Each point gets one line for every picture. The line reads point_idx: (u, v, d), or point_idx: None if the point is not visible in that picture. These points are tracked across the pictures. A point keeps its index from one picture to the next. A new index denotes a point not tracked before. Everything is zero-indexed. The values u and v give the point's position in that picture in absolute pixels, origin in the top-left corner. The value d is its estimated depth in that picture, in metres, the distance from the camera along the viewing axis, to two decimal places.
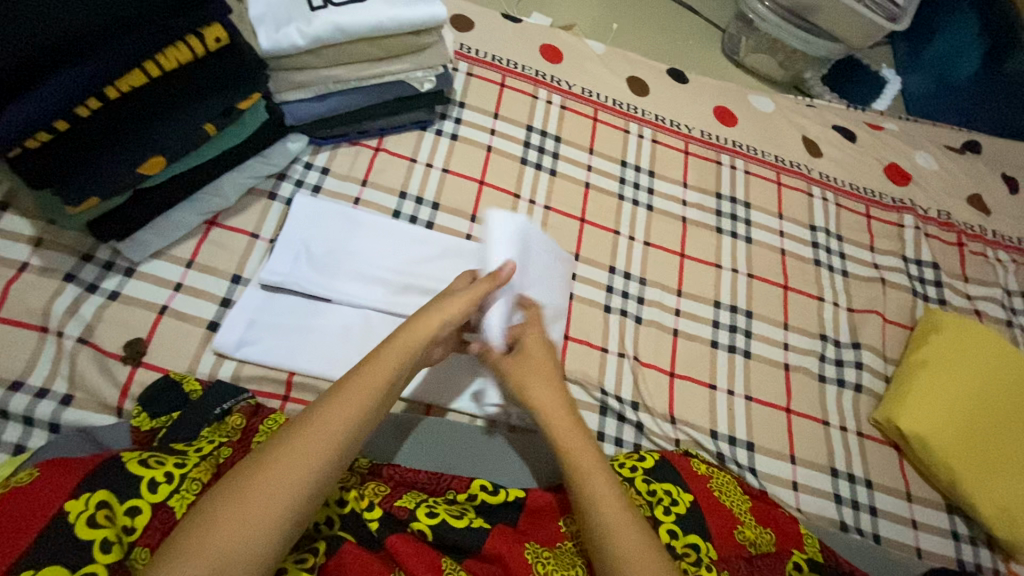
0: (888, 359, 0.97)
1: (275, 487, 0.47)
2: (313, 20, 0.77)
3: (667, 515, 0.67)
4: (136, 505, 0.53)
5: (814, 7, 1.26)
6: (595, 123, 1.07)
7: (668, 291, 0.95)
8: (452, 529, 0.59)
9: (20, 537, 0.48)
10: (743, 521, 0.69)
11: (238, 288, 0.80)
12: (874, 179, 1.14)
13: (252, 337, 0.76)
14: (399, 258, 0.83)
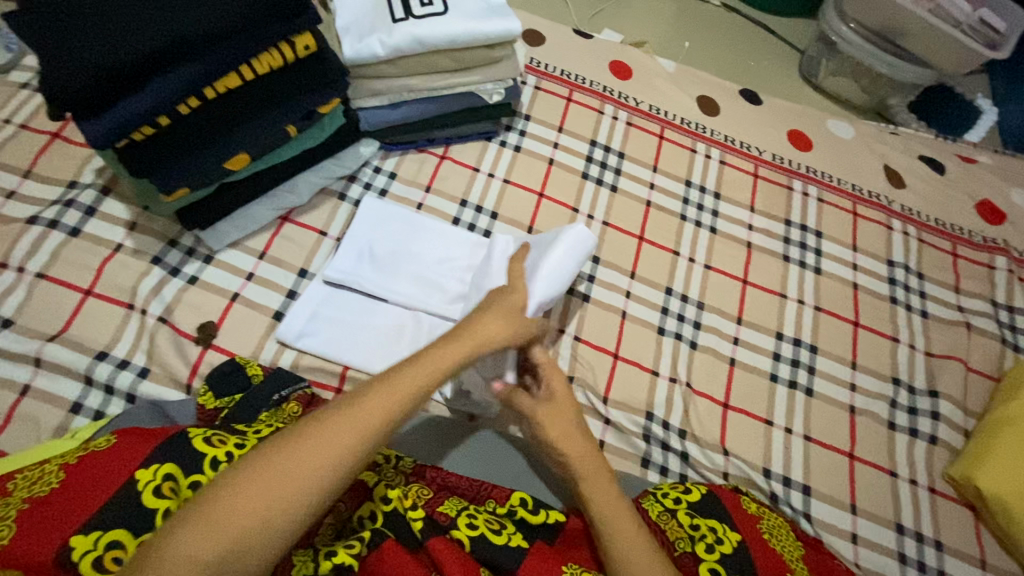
0: (969, 412, 0.89)
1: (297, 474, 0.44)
2: (394, 31, 0.80)
3: (710, 553, 0.63)
4: (198, 480, 0.55)
5: (904, 31, 1.20)
6: (661, 142, 1.05)
7: (727, 318, 0.92)
8: (490, 545, 0.59)
9: (98, 497, 0.52)
10: (795, 568, 0.65)
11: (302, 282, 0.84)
12: (963, 215, 1.06)
13: (312, 329, 0.80)
14: (451, 263, 0.84)
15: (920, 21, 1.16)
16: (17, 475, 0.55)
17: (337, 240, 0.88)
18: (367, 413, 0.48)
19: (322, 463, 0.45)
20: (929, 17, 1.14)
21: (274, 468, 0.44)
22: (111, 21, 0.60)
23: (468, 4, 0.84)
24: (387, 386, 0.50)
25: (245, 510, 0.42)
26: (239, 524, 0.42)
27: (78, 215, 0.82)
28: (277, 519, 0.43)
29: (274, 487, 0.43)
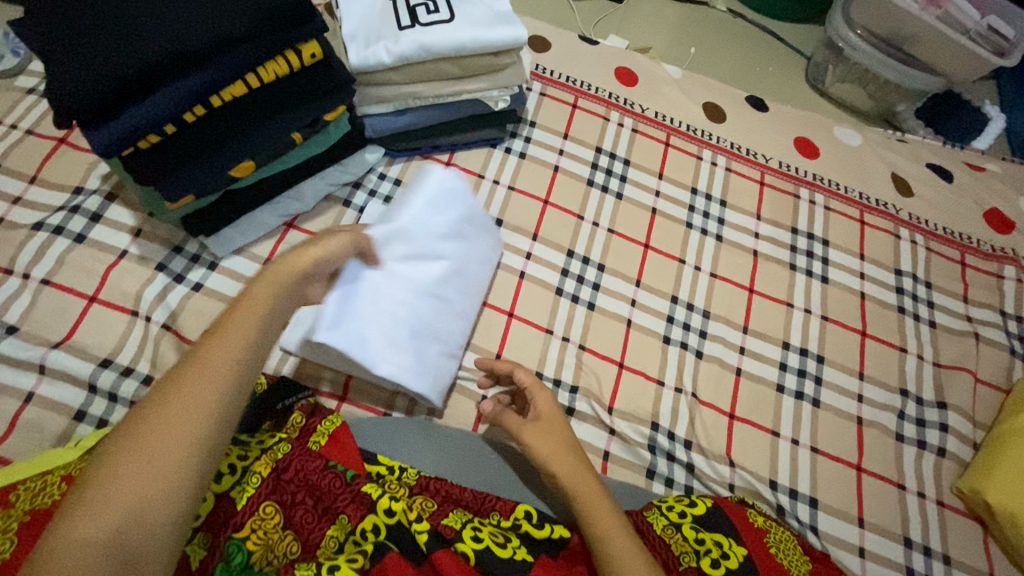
0: (977, 424, 0.88)
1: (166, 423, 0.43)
2: (400, 38, 0.80)
3: (715, 568, 0.63)
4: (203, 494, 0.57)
5: (911, 38, 1.19)
6: (667, 149, 1.05)
7: (734, 327, 0.91)
8: (496, 558, 0.58)
9: None
10: None
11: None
12: (972, 224, 1.05)
13: None
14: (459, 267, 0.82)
15: (928, 28, 1.15)
16: (18, 487, 0.55)
17: None
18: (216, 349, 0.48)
19: (188, 401, 0.44)
20: (937, 24, 1.13)
21: (139, 430, 0.42)
22: (119, 30, 0.60)
23: (473, 11, 0.84)
24: (229, 323, 0.50)
25: (128, 476, 0.41)
26: (122, 490, 0.40)
27: (84, 221, 0.82)
28: (161, 469, 0.41)
29: (147, 446, 0.41)
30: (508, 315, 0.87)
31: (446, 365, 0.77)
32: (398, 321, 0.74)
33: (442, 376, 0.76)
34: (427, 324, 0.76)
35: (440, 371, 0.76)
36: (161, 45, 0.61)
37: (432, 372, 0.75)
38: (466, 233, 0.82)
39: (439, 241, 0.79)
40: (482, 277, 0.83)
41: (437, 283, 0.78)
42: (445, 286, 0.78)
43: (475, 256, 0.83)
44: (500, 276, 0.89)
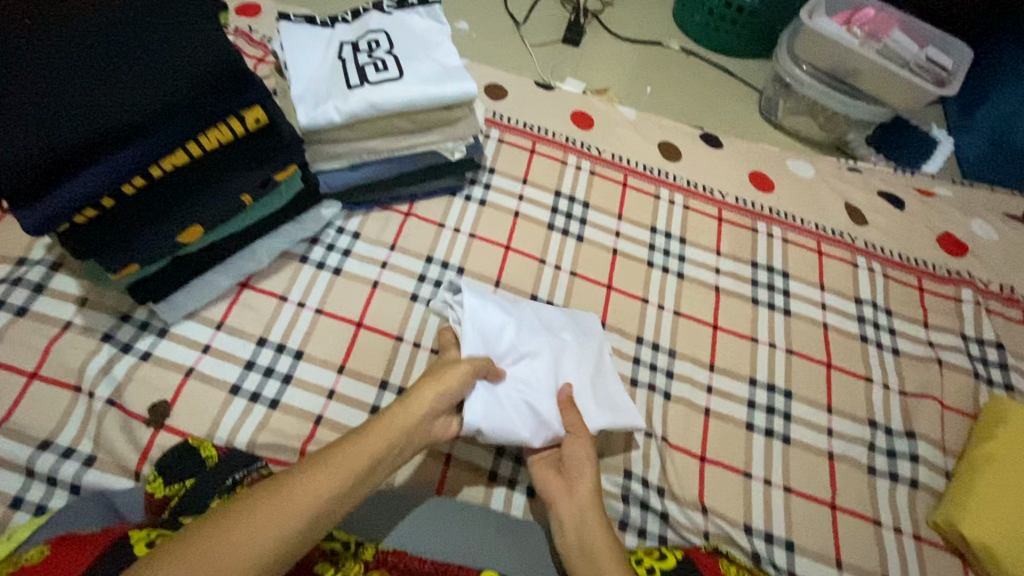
0: (947, 452, 0.88)
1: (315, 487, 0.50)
2: (349, 97, 0.80)
3: None
4: None
5: (853, 72, 1.25)
6: (625, 189, 1.06)
7: (700, 366, 0.91)
8: None
9: None
10: None
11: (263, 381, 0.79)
12: (926, 249, 1.07)
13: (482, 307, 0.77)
14: (581, 389, 0.76)
15: (869, 62, 1.21)
16: None
17: (299, 304, 0.86)
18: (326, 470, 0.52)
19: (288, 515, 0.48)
20: (877, 57, 1.19)
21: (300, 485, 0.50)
22: (48, 104, 0.58)
23: (421, 68, 0.85)
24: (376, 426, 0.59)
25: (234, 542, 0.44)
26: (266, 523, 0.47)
27: (26, 293, 0.79)
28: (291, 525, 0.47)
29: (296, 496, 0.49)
30: None
31: (512, 414, 0.71)
32: (514, 337, 0.76)
33: (496, 415, 0.70)
34: (525, 367, 0.74)
35: (499, 409, 0.70)
36: (94, 117, 0.60)
37: (491, 406, 0.70)
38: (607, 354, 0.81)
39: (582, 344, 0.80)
40: (583, 391, 0.76)
41: (559, 354, 0.77)
42: (560, 366, 0.76)
43: (601, 376, 0.79)
44: None
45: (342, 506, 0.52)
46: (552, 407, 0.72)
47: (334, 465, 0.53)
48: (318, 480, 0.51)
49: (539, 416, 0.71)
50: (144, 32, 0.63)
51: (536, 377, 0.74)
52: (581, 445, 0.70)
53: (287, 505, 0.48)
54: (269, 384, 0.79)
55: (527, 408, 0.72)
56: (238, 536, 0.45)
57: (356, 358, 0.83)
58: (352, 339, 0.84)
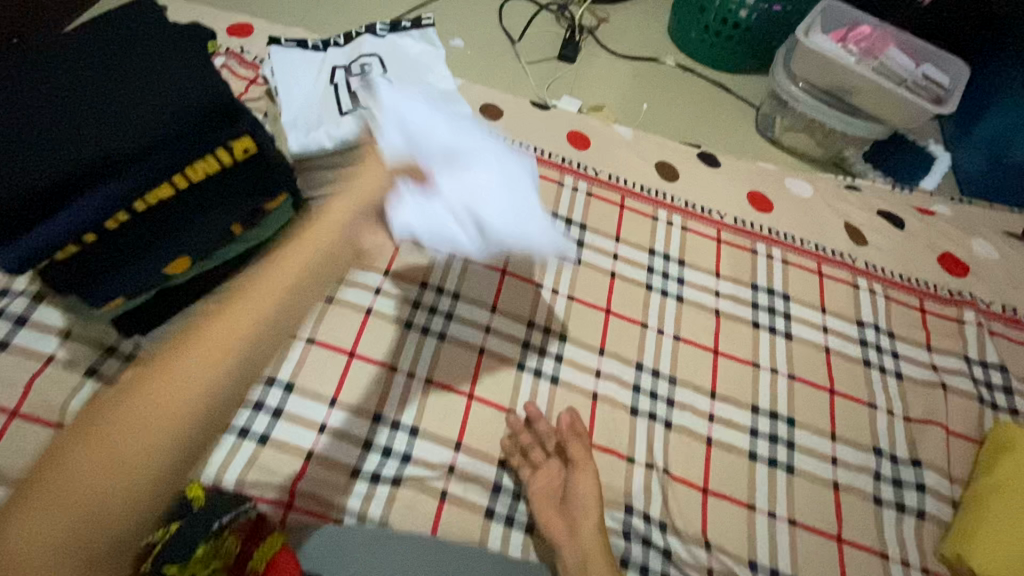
0: (954, 480, 0.86)
1: (159, 407, 0.45)
2: (340, 123, 0.82)
3: None
4: None
5: (849, 89, 1.24)
6: (622, 210, 1.05)
7: (701, 393, 0.89)
8: None
9: None
10: None
11: (253, 415, 0.77)
12: (927, 269, 1.06)
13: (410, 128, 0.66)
14: (515, 224, 0.71)
15: (865, 80, 1.20)
16: None
17: None
18: (172, 381, 0.47)
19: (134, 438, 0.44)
20: (874, 76, 1.19)
21: (136, 410, 0.45)
22: (30, 141, 0.57)
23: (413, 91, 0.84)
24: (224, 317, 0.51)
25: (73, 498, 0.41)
26: (109, 453, 0.43)
27: (7, 326, 0.77)
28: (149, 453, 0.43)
29: (133, 421, 0.44)
30: (468, 397, 0.83)
31: (446, 220, 0.69)
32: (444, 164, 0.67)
33: (423, 231, 0.67)
34: (473, 173, 0.69)
35: (435, 215, 0.67)
36: (75, 154, 0.58)
37: (419, 213, 0.64)
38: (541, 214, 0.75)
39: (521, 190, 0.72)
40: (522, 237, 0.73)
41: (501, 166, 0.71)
42: (496, 191, 0.70)
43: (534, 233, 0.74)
44: (458, 353, 0.87)
45: (247, 369, 0.50)
46: (494, 218, 0.70)
47: (190, 361, 0.48)
48: (163, 394, 0.46)
49: (476, 220, 0.69)
50: (131, 69, 0.63)
51: (474, 182, 0.68)
52: (585, 475, 0.75)
53: (129, 428, 0.44)
54: (259, 418, 0.77)
55: (468, 216, 0.69)
56: (117, 439, 0.43)
57: (348, 390, 0.81)
58: (344, 370, 0.82)
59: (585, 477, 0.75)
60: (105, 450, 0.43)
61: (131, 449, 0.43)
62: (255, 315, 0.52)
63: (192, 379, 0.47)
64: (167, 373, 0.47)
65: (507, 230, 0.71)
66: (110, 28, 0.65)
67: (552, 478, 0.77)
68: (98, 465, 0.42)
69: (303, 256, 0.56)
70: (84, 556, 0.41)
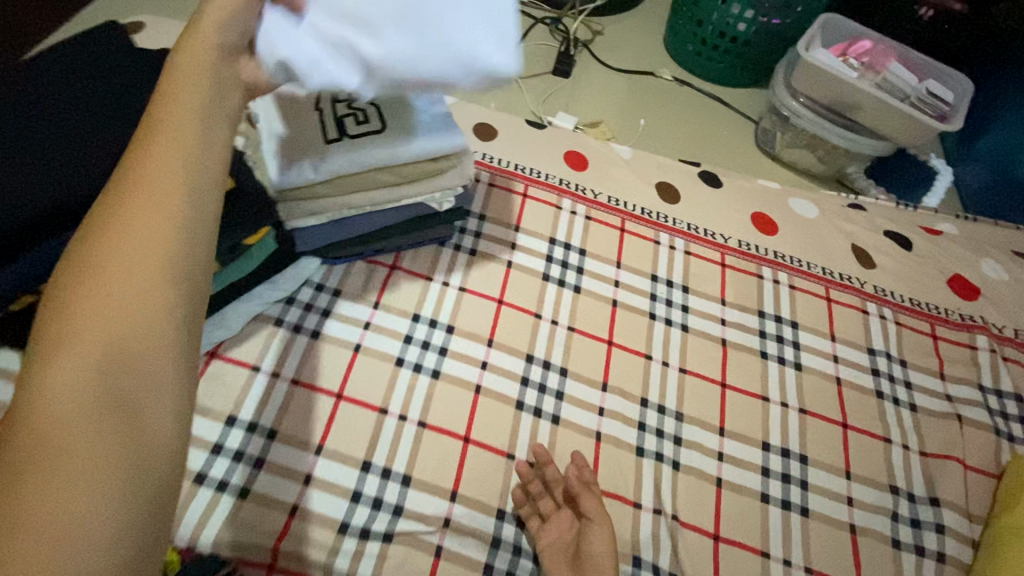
0: (973, 518, 0.83)
1: (128, 270, 0.35)
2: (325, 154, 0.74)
3: None
4: None
5: (852, 105, 1.21)
6: (623, 235, 1.01)
7: (709, 430, 0.84)
8: None
9: None
10: None
11: (234, 467, 0.72)
12: (937, 293, 1.03)
13: None
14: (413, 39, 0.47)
15: (868, 96, 1.17)
16: None
17: (274, 374, 0.79)
18: (116, 252, 0.35)
19: (123, 308, 0.34)
20: (878, 92, 1.16)
21: (96, 284, 0.35)
22: None
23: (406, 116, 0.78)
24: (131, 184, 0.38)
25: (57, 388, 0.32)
26: (93, 331, 0.34)
27: None
28: (142, 314, 0.35)
29: (103, 294, 0.34)
30: (464, 441, 0.78)
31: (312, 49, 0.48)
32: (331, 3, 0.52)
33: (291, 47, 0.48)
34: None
35: (299, 42, 0.48)
36: (33, 199, 0.52)
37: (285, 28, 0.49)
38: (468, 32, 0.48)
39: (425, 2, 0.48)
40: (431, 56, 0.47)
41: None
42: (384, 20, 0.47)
43: (449, 34, 0.47)
44: (453, 392, 0.82)
45: (197, 214, 0.39)
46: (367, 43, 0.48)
47: (130, 221, 0.36)
48: (121, 260, 0.35)
49: (350, 47, 0.48)
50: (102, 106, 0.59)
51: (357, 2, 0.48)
52: (598, 529, 0.72)
53: (104, 298, 0.34)
54: (238, 469, 0.72)
55: (338, 43, 0.48)
56: (108, 317, 0.34)
57: (335, 437, 0.75)
58: (332, 414, 0.77)
59: (601, 530, 0.71)
60: (89, 341, 0.33)
61: (137, 318, 0.35)
62: (171, 171, 0.38)
63: (140, 249, 0.36)
64: (105, 249, 0.36)
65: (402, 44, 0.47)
66: (80, 60, 0.61)
67: (563, 529, 0.73)
68: (84, 345, 0.33)
69: (186, 100, 0.42)
70: (121, 452, 0.32)
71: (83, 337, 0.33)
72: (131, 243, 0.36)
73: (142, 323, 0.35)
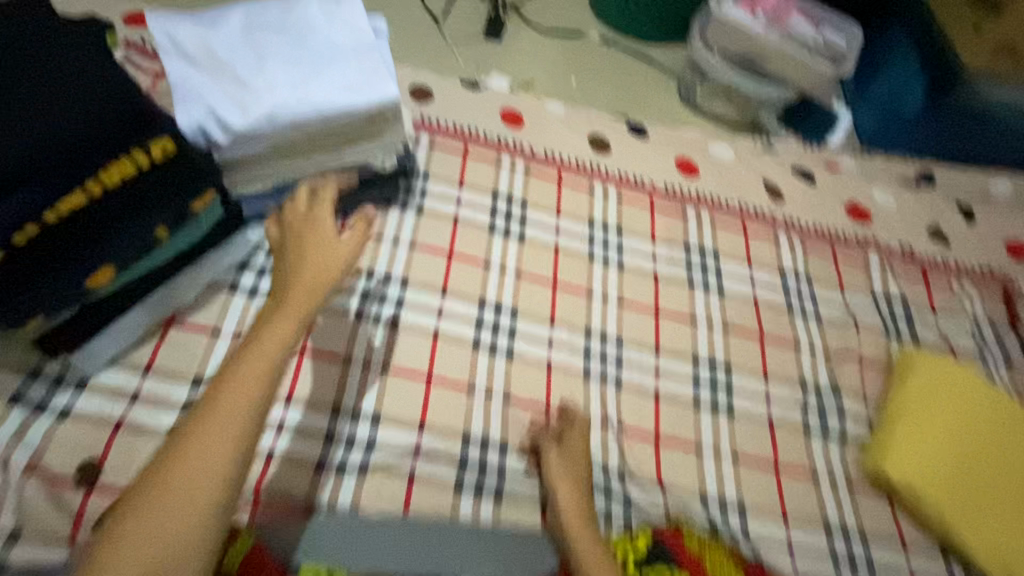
0: (870, 403, 0.97)
1: (197, 461, 0.52)
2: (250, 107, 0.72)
3: None
4: None
5: (762, 57, 1.34)
6: (560, 185, 1.08)
7: (646, 351, 0.94)
8: None
9: None
10: None
11: None
12: (837, 219, 1.16)
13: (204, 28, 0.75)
14: (305, 98, 0.74)
15: (775, 47, 1.31)
16: None
17: (236, 336, 0.81)
18: (195, 448, 0.53)
19: (185, 500, 0.51)
20: (782, 43, 1.30)
21: (173, 475, 0.52)
22: None
23: (344, 67, 0.78)
24: (222, 391, 0.56)
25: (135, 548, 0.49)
26: (164, 510, 0.51)
27: None
28: (199, 503, 0.51)
29: (177, 484, 0.51)
30: (427, 380, 0.84)
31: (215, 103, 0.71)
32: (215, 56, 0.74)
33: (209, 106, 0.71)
34: (278, 42, 0.77)
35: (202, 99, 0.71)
36: None
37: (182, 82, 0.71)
38: (346, 86, 0.77)
39: (310, 74, 0.76)
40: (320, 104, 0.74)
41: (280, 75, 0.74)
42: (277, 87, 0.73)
43: (335, 96, 0.75)
44: (413, 339, 0.87)
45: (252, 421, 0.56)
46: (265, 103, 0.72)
47: (207, 426, 0.54)
48: (196, 453, 0.53)
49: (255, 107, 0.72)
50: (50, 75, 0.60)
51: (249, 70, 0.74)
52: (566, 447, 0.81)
53: (178, 488, 0.51)
54: None
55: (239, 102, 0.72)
56: (177, 499, 0.51)
57: (303, 387, 0.80)
58: (297, 367, 0.81)
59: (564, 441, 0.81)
60: (159, 517, 0.50)
61: (194, 499, 0.51)
62: (243, 387, 0.56)
63: (204, 449, 0.53)
64: (192, 440, 0.53)
65: (300, 102, 0.73)
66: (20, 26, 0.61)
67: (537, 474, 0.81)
68: (151, 526, 0.50)
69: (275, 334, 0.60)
70: None
71: (155, 520, 0.50)
72: (205, 438, 0.53)
73: (196, 502, 0.51)
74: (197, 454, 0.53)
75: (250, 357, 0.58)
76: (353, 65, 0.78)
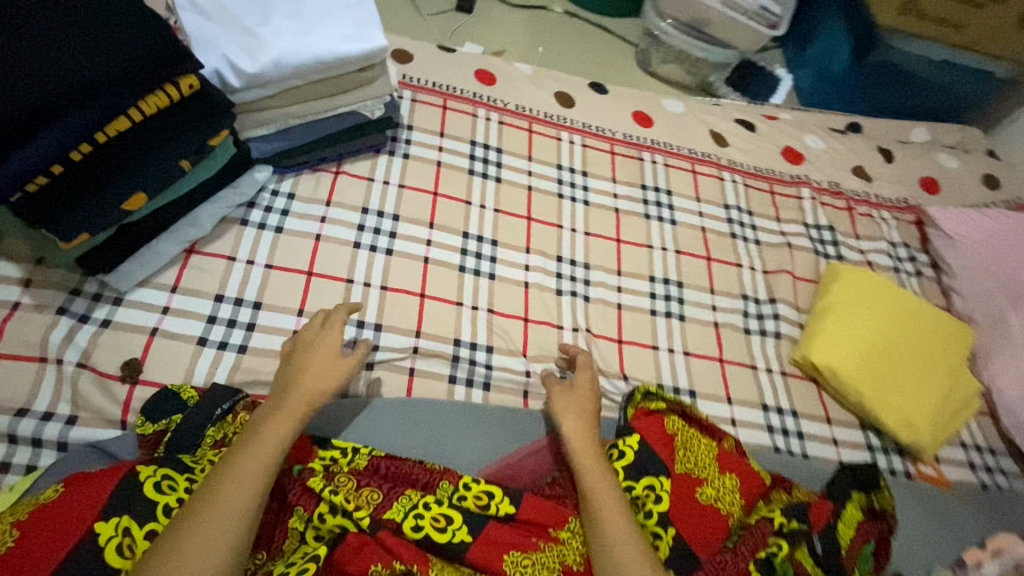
0: (801, 310, 1.13)
1: (232, 489, 0.60)
2: (257, 55, 0.82)
3: (650, 505, 0.79)
4: (153, 529, 0.63)
5: (706, 20, 1.48)
6: (531, 135, 1.21)
7: (609, 272, 1.09)
8: (437, 542, 0.71)
9: (75, 526, 0.60)
10: (707, 482, 0.83)
11: (230, 331, 0.87)
12: (774, 161, 1.32)
13: None
14: (303, 46, 0.85)
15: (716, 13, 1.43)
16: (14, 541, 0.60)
17: (249, 262, 0.93)
18: (231, 478, 0.60)
19: (222, 518, 0.57)
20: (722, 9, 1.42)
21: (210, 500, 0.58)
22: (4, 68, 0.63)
23: (337, 22, 0.89)
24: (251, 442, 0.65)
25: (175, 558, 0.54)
26: (202, 527, 0.56)
27: None
28: (235, 516, 0.58)
29: (214, 505, 0.58)
30: (420, 296, 0.97)
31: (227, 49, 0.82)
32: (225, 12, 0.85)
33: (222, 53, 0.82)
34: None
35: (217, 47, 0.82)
36: (42, 88, 0.65)
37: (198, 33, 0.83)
38: (339, 36, 0.88)
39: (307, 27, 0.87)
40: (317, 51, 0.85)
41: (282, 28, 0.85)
42: (279, 38, 0.84)
43: (330, 45, 0.86)
44: (406, 264, 1.00)
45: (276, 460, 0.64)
46: (269, 50, 0.83)
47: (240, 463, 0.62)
48: (230, 484, 0.60)
49: (260, 52, 0.82)
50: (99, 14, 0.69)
51: (254, 23, 0.85)
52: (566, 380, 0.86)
53: (214, 508, 0.58)
54: (234, 332, 0.87)
55: (247, 50, 0.83)
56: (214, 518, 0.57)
57: (312, 302, 0.92)
58: (305, 286, 0.93)
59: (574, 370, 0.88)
60: (195, 527, 0.56)
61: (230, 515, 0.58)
62: (272, 437, 0.66)
63: (238, 480, 0.60)
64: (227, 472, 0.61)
65: (299, 49, 0.84)
66: None
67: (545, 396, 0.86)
68: (191, 542, 0.55)
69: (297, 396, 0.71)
70: None
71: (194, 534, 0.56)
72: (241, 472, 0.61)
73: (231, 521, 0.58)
74: (230, 482, 0.60)
75: (278, 416, 0.68)
76: (345, 19, 0.90)
